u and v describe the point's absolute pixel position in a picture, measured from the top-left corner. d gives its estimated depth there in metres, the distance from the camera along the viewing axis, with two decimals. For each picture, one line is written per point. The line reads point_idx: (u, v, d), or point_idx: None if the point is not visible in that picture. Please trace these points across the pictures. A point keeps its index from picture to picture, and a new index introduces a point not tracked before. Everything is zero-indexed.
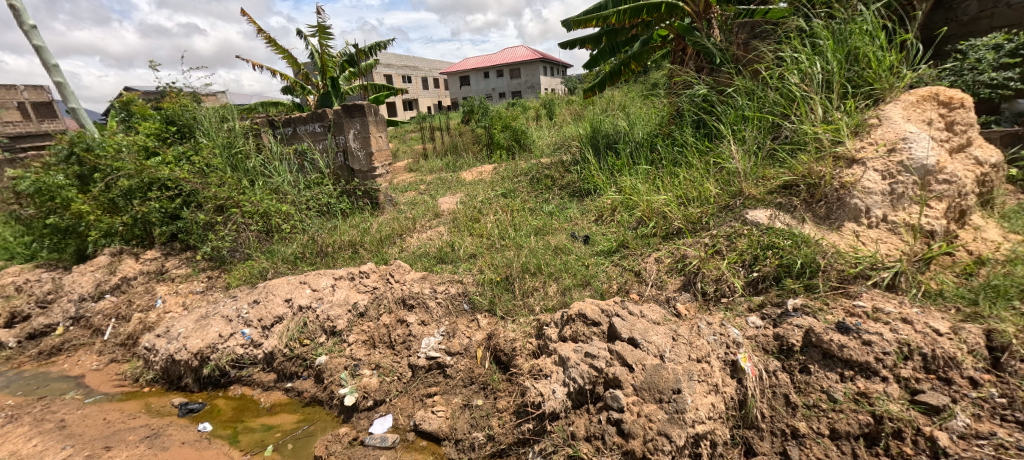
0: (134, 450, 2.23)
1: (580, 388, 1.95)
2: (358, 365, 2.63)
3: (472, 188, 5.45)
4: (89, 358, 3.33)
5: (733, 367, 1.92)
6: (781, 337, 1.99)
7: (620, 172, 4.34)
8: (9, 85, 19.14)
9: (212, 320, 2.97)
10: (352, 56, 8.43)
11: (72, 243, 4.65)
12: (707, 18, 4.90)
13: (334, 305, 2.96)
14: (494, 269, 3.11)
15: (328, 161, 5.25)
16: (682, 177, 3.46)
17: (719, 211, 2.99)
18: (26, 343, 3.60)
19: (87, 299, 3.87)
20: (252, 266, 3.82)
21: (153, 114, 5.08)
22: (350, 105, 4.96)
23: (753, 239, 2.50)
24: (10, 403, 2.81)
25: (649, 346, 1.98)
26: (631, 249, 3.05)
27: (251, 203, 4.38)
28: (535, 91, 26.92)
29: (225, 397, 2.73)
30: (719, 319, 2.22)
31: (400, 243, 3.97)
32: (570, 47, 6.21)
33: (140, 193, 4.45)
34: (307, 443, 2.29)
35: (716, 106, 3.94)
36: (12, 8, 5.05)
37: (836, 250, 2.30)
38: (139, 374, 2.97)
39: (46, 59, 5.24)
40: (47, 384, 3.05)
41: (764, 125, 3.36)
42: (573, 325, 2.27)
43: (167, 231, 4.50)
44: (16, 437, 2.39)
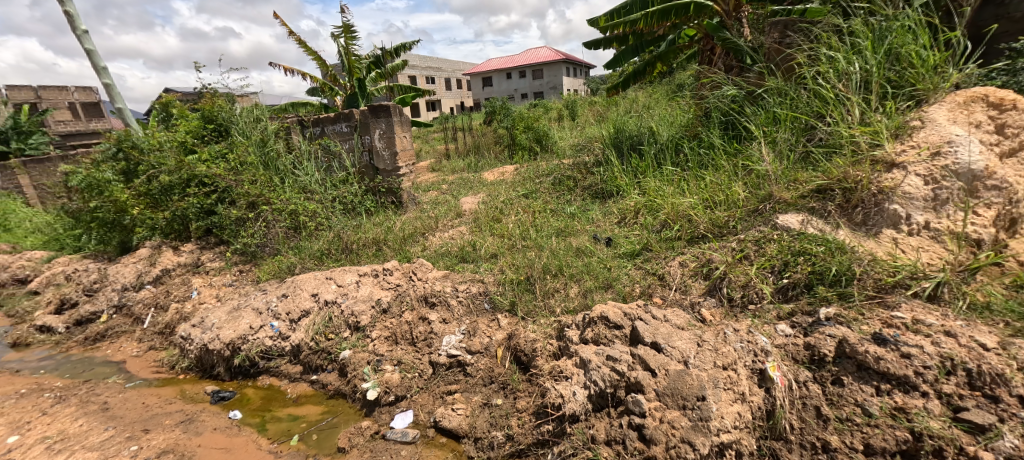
0: (170, 434, 2.33)
1: (601, 391, 1.94)
2: (381, 361, 2.68)
3: (494, 188, 5.48)
4: (130, 344, 3.51)
5: (761, 375, 1.87)
6: (812, 347, 1.93)
7: (643, 173, 4.28)
8: (62, 86, 20.38)
9: (244, 312, 3.09)
10: (379, 57, 8.59)
11: (116, 236, 4.91)
12: (737, 16, 4.79)
13: (359, 301, 3.03)
14: (515, 269, 3.11)
15: (354, 161, 5.36)
16: (709, 180, 3.39)
17: (747, 216, 2.92)
18: (74, 329, 3.82)
19: (129, 289, 4.08)
20: (281, 261, 3.94)
21: (192, 114, 5.30)
22: (377, 105, 5.05)
23: (783, 244, 2.43)
24: (59, 385, 2.99)
25: (673, 351, 1.95)
26: (654, 252, 3.00)
27: (281, 201, 4.52)
28: (558, 91, 26.81)
29: (254, 387, 2.83)
30: (746, 326, 2.16)
31: (422, 241, 4.02)
32: (596, 47, 6.16)
33: (179, 189, 4.66)
34: (331, 434, 2.35)
35: (746, 107, 3.83)
36: (67, 14, 5.36)
37: (873, 257, 2.21)
38: (175, 361, 3.11)
39: (96, 62, 5.54)
40: (92, 368, 3.23)
41: (797, 126, 3.25)
42: (595, 327, 2.26)
43: (203, 226, 4.69)
44: (64, 417, 2.53)
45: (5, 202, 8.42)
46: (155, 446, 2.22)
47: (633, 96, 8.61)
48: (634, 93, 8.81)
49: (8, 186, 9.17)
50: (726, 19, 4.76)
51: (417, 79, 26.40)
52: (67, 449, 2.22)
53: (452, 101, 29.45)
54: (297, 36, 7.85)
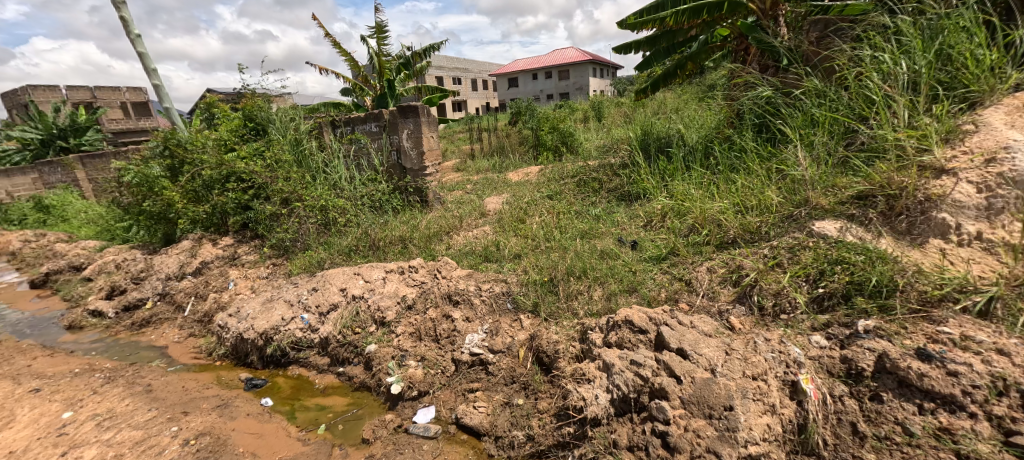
0: (207, 417, 2.45)
1: (624, 396, 1.92)
2: (405, 356, 2.72)
3: (518, 189, 5.51)
4: (172, 331, 3.70)
5: (792, 387, 1.80)
6: (849, 360, 1.85)
7: (671, 176, 4.20)
8: (116, 87, 21.73)
9: (277, 304, 3.22)
10: (409, 58, 8.74)
11: (162, 228, 5.19)
12: (774, 15, 4.65)
13: (385, 297, 3.09)
14: (539, 270, 3.11)
15: (382, 160, 5.48)
16: (740, 184, 3.30)
17: (781, 221, 2.82)
18: (122, 314, 4.06)
19: (172, 278, 4.30)
20: (312, 256, 4.07)
21: (233, 113, 5.53)
22: (405, 106, 5.15)
23: (819, 252, 2.34)
24: (108, 366, 3.18)
25: (699, 359, 1.91)
26: (681, 257, 2.94)
27: (312, 197, 4.65)
28: (584, 92, 26.61)
29: (285, 376, 2.93)
30: (778, 335, 2.09)
31: (447, 240, 4.08)
32: (624, 51, 6.10)
33: (219, 184, 4.88)
34: (355, 425, 2.41)
35: (781, 108, 3.69)
36: (123, 19, 5.70)
37: (918, 268, 2.09)
38: (212, 349, 3.26)
39: (147, 64, 5.86)
40: (137, 351, 3.42)
41: (836, 129, 3.12)
42: (619, 331, 2.24)
43: (240, 220, 4.88)
44: (113, 397, 2.70)
45: (64, 194, 9.06)
46: (193, 428, 2.34)
47: (661, 97, 8.47)
48: (662, 94, 8.67)
49: (68, 180, 9.88)
50: (762, 18, 4.65)
51: (445, 80, 26.77)
52: (115, 427, 2.37)
53: (478, 102, 29.72)
54: (331, 38, 8.09)
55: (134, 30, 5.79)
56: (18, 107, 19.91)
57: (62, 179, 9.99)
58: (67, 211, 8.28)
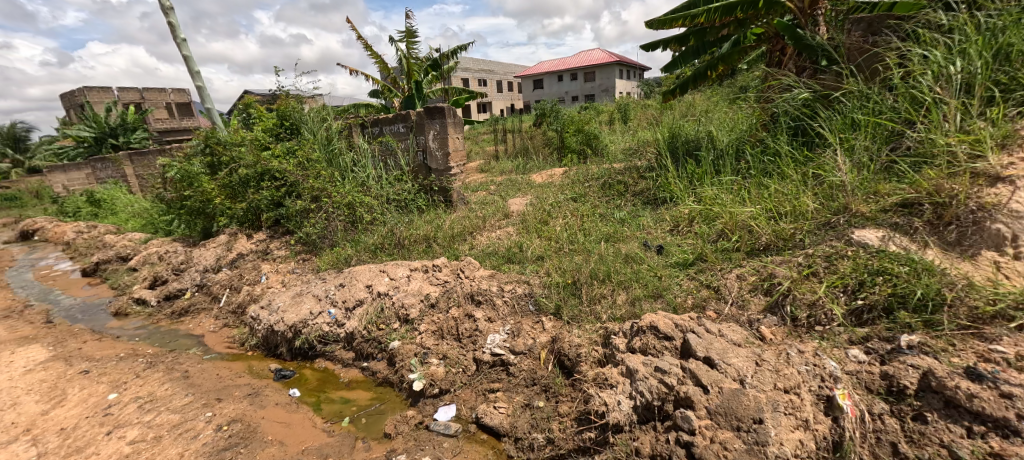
0: (238, 405, 2.54)
1: (648, 403, 1.88)
2: (427, 354, 2.75)
3: (543, 190, 5.50)
4: (208, 320, 3.86)
5: (827, 402, 1.73)
6: (889, 376, 1.76)
7: (700, 180, 4.11)
8: (161, 89, 22.90)
9: (305, 298, 3.31)
10: (436, 60, 8.87)
11: (201, 223, 5.43)
12: (813, 14, 4.49)
13: (409, 295, 3.13)
14: (562, 272, 3.09)
15: (408, 160, 5.56)
16: (773, 189, 3.18)
17: (817, 229, 2.70)
18: (163, 303, 4.27)
19: (209, 270, 4.49)
20: (339, 253, 4.17)
21: (268, 113, 5.73)
22: (432, 107, 5.22)
23: (859, 262, 2.23)
24: (150, 352, 3.34)
25: (728, 369, 1.86)
26: (709, 263, 2.86)
27: (340, 195, 4.74)
28: (610, 94, 26.29)
29: (312, 368, 3.01)
30: (812, 347, 2.01)
31: (470, 240, 4.11)
32: (652, 49, 6.01)
33: (254, 182, 5.08)
34: (378, 420, 2.45)
35: (819, 111, 3.55)
36: (170, 24, 5.99)
37: (969, 282, 1.97)
38: (244, 339, 3.38)
39: (191, 66, 6.14)
40: (176, 339, 3.58)
41: (880, 133, 2.98)
42: (643, 336, 2.20)
43: (273, 216, 5.05)
44: (154, 381, 2.84)
45: (114, 188, 9.61)
46: (225, 414, 2.44)
47: (690, 100, 8.29)
48: (690, 97, 8.48)
49: (117, 176, 10.45)
50: (800, 16, 4.49)
51: (470, 82, 27.02)
52: (155, 410, 2.50)
53: (502, 103, 29.93)
54: (363, 41, 8.29)
55: (179, 34, 6.06)
56: (74, 107, 21.25)
57: (112, 175, 10.61)
58: (116, 205, 8.78)
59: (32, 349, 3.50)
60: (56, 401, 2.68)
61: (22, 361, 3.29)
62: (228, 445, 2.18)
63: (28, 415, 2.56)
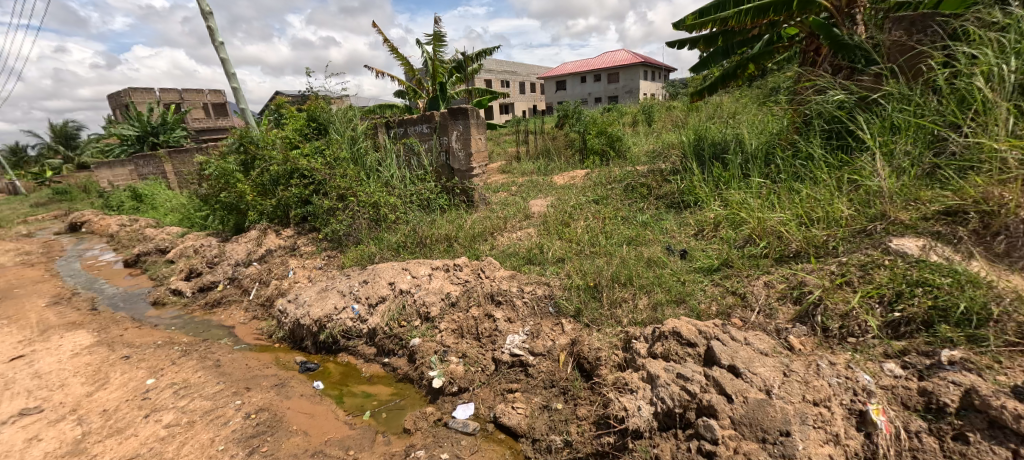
0: (265, 395, 2.62)
1: (668, 410, 1.85)
2: (446, 352, 2.78)
3: (564, 192, 5.47)
4: (238, 312, 4.00)
5: (859, 417, 1.66)
6: (928, 392, 1.68)
7: (726, 184, 4.02)
8: (199, 89, 23.89)
9: (331, 293, 3.39)
10: (461, 62, 8.96)
11: (234, 218, 5.65)
12: (851, 12, 4.32)
13: (430, 293, 3.16)
14: (583, 275, 3.06)
15: (431, 160, 5.63)
16: (805, 195, 3.08)
17: (851, 236, 2.60)
18: (198, 294, 4.45)
19: (240, 264, 4.66)
20: (363, 250, 4.25)
21: (299, 113, 5.90)
22: (456, 108, 5.27)
23: (896, 272, 2.14)
24: (185, 341, 3.48)
25: (753, 378, 1.81)
26: (736, 269, 2.79)
27: (366, 194, 4.83)
28: (634, 96, 25.94)
29: (335, 362, 3.08)
30: (844, 359, 1.94)
31: (490, 240, 4.12)
32: (680, 47, 5.90)
33: (284, 180, 5.24)
34: (398, 415, 2.49)
35: (856, 114, 3.42)
36: (210, 28, 6.25)
37: (1018, 296, 1.86)
38: (272, 332, 3.49)
39: (228, 68, 6.39)
40: (208, 329, 3.73)
41: (922, 137, 2.85)
42: (665, 342, 2.17)
43: (301, 213, 5.19)
44: (188, 368, 2.97)
45: (154, 184, 10.07)
46: (253, 403, 2.52)
47: (717, 102, 8.11)
48: (718, 99, 8.28)
49: (157, 172, 10.95)
50: (837, 15, 4.34)
51: (494, 83, 27.15)
52: (189, 396, 2.62)
53: (524, 104, 30.09)
54: (390, 44, 8.45)
55: (218, 38, 6.31)
56: (120, 107, 22.39)
57: (153, 171, 11.10)
58: (156, 200, 9.19)
59: (79, 334, 3.70)
60: (100, 384, 2.83)
61: (69, 345, 3.49)
62: (255, 433, 2.26)
63: (74, 396, 2.72)
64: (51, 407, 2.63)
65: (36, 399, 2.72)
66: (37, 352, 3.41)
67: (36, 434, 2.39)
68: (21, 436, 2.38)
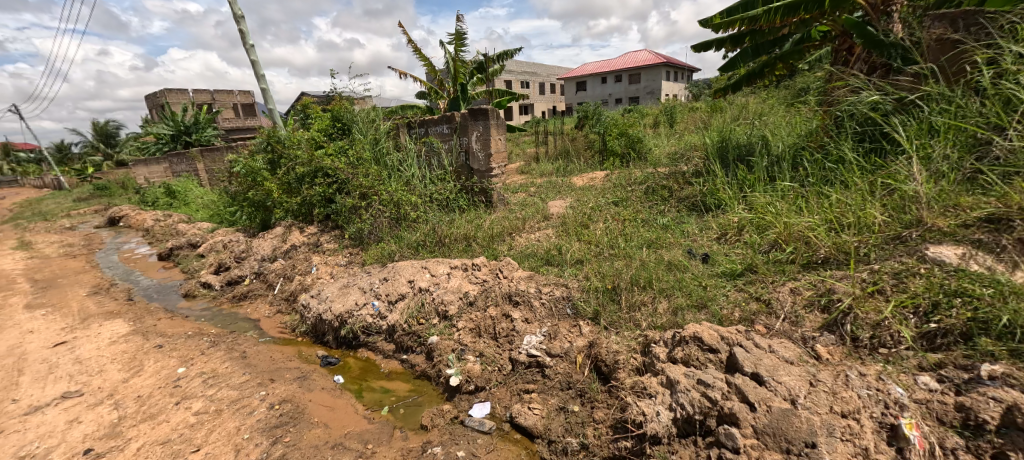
0: (289, 387, 2.69)
1: (688, 417, 1.83)
2: (464, 350, 2.80)
3: (583, 193, 5.44)
4: (264, 306, 4.12)
5: (891, 431, 1.60)
6: (966, 408, 1.60)
7: (751, 187, 3.93)
8: (230, 90, 24.71)
9: (352, 290, 3.47)
10: (482, 62, 9.01)
11: (261, 215, 5.82)
12: (887, 10, 4.17)
13: (448, 291, 3.19)
14: (601, 277, 3.04)
15: (451, 160, 5.67)
16: (835, 199, 2.98)
17: (885, 243, 2.51)
18: (226, 288, 4.61)
19: (266, 260, 4.80)
20: (384, 248, 4.32)
21: (324, 114, 6.04)
22: (476, 109, 5.30)
23: (933, 281, 2.05)
24: (213, 332, 3.61)
25: (778, 387, 1.77)
26: (760, 274, 2.72)
27: (387, 193, 4.91)
28: (655, 96, 25.59)
29: (355, 357, 3.14)
30: (875, 371, 1.87)
31: (509, 241, 4.13)
32: (705, 48, 5.80)
33: (309, 179, 5.38)
34: (415, 411, 2.52)
35: (891, 116, 3.29)
36: (241, 32, 6.45)
37: None
38: (295, 326, 3.58)
39: (258, 70, 6.59)
40: (235, 321, 3.86)
41: (963, 140, 2.73)
42: (686, 347, 2.14)
43: (324, 211, 5.31)
44: (216, 358, 3.08)
45: (187, 181, 10.47)
46: (277, 394, 2.59)
47: (742, 103, 7.93)
48: (743, 99, 8.09)
49: (190, 170, 11.38)
50: (873, 13, 4.19)
51: (514, 84, 27.22)
52: (217, 386, 2.71)
53: (543, 105, 30.07)
54: (412, 45, 8.57)
55: (249, 40, 6.50)
56: (156, 107, 23.34)
57: (186, 168, 11.52)
58: (188, 196, 9.56)
59: (116, 323, 3.88)
60: (135, 371, 2.96)
61: (107, 333, 3.66)
62: (278, 424, 2.32)
63: (111, 382, 2.85)
64: (90, 391, 2.76)
65: (77, 383, 2.87)
66: (78, 338, 3.60)
67: (76, 417, 2.51)
68: (63, 418, 2.51)
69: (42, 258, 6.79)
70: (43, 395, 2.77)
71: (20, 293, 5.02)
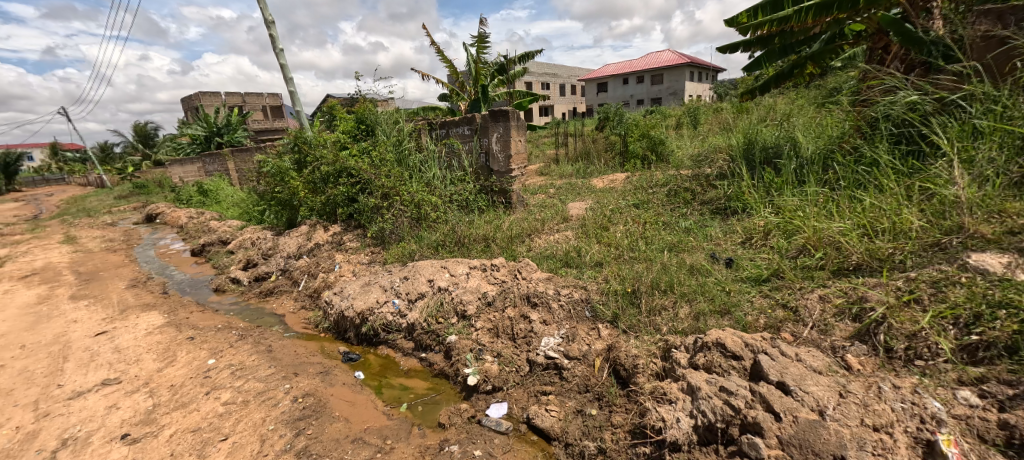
0: (312, 381, 2.75)
1: (710, 424, 1.79)
2: (482, 350, 2.81)
3: (603, 195, 5.40)
4: (289, 301, 4.24)
5: (927, 447, 1.52)
6: (1010, 426, 1.51)
7: (778, 191, 3.83)
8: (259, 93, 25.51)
9: (373, 288, 3.52)
10: (503, 64, 9.03)
11: (287, 214, 6.00)
12: (926, 6, 4.00)
13: (467, 292, 3.21)
14: (621, 280, 3.00)
15: (471, 161, 5.71)
16: (868, 203, 2.88)
17: (922, 250, 2.40)
18: (253, 283, 4.76)
19: (292, 257, 4.94)
20: (404, 247, 4.38)
21: (349, 116, 6.17)
22: (497, 110, 5.32)
23: (974, 291, 1.95)
24: (241, 326, 3.73)
25: (805, 397, 1.71)
26: (787, 280, 2.63)
27: (409, 193, 4.97)
28: (678, 97, 25.17)
29: (375, 354, 3.19)
30: (910, 384, 1.78)
31: (528, 242, 4.13)
32: (732, 50, 5.68)
33: (333, 179, 5.50)
34: (433, 409, 2.54)
35: (931, 116, 3.16)
36: (272, 36, 6.65)
37: None
38: (318, 322, 3.66)
39: (286, 73, 6.78)
40: (262, 316, 3.98)
41: (1009, 142, 2.61)
42: (707, 353, 2.10)
43: (347, 211, 5.42)
44: (244, 351, 3.18)
45: (218, 180, 10.86)
46: (301, 387, 2.66)
47: (769, 103, 7.72)
48: (770, 100, 7.88)
49: (221, 169, 11.79)
50: (911, 10, 4.03)
51: (534, 85, 27.23)
52: (244, 377, 2.80)
53: (564, 107, 29.98)
54: (435, 48, 8.67)
55: (278, 45, 6.70)
56: (191, 108, 24.27)
57: (217, 168, 11.92)
58: (220, 195, 9.91)
59: (152, 315, 4.05)
60: (168, 361, 3.09)
61: (144, 324, 3.82)
62: (302, 416, 2.38)
63: (147, 370, 2.98)
64: (128, 379, 2.89)
65: (116, 371, 3.01)
66: (118, 328, 3.77)
67: (115, 403, 2.64)
68: (103, 403, 2.63)
69: (86, 251, 7.16)
70: (85, 381, 2.92)
71: (66, 284, 5.30)
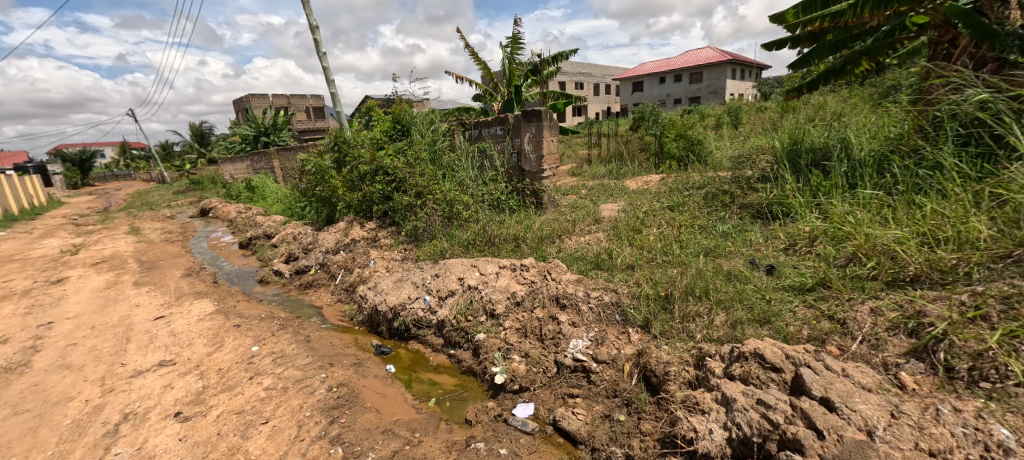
0: (345, 371, 2.83)
1: (745, 437, 1.71)
2: (510, 350, 2.80)
3: (637, 197, 5.28)
4: (326, 294, 4.39)
5: None
6: None
7: (826, 194, 3.62)
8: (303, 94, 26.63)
9: (405, 284, 3.59)
10: (537, 65, 9.01)
11: (326, 211, 6.23)
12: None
13: (496, 291, 3.21)
14: (653, 284, 2.92)
15: (503, 161, 5.72)
16: (930, 209, 2.67)
17: (991, 262, 2.20)
18: (294, 276, 4.97)
19: (329, 252, 5.12)
20: (436, 246, 4.44)
21: (386, 117, 6.33)
22: (529, 111, 5.29)
23: None
24: (282, 316, 3.89)
25: (852, 415, 1.60)
26: (835, 290, 2.47)
27: (441, 192, 5.03)
28: (718, 96, 24.30)
29: (406, 349, 3.25)
30: (974, 408, 1.63)
31: (558, 243, 4.09)
32: (779, 46, 5.42)
33: (370, 177, 5.65)
34: (460, 405, 2.56)
35: (1005, 115, 2.89)
36: (316, 40, 6.91)
37: None
38: (353, 315, 3.77)
39: (328, 75, 7.03)
40: (301, 307, 4.15)
41: None
42: (745, 363, 2.01)
43: (382, 208, 5.56)
44: (284, 340, 3.31)
45: (264, 178, 11.44)
46: (335, 377, 2.74)
47: (818, 102, 7.29)
48: (819, 99, 7.45)
49: (267, 167, 12.41)
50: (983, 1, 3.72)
51: (568, 85, 27.06)
52: (284, 365, 2.92)
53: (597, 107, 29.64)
54: (470, 49, 8.75)
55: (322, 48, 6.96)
56: (241, 110, 25.65)
57: (264, 166, 12.53)
58: (266, 191, 10.43)
59: (203, 302, 4.30)
60: (217, 346, 3.27)
61: (196, 311, 4.06)
62: (335, 405, 2.45)
63: (198, 354, 3.16)
64: (181, 361, 3.08)
65: (170, 353, 3.21)
66: (173, 314, 4.03)
67: (169, 383, 2.81)
68: (159, 383, 2.81)
69: (147, 242, 7.69)
70: (144, 361, 3.13)
71: (130, 271, 5.72)
